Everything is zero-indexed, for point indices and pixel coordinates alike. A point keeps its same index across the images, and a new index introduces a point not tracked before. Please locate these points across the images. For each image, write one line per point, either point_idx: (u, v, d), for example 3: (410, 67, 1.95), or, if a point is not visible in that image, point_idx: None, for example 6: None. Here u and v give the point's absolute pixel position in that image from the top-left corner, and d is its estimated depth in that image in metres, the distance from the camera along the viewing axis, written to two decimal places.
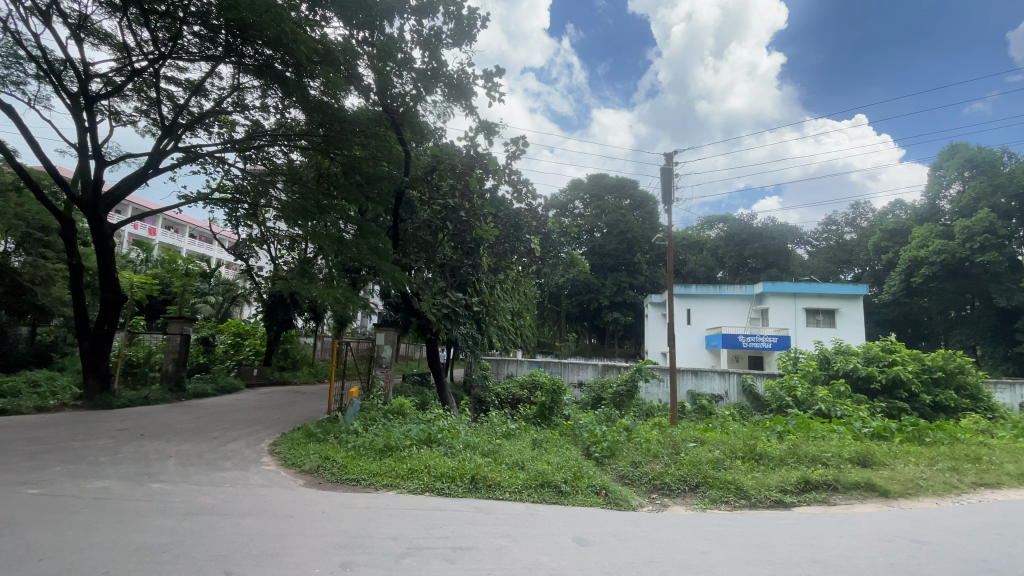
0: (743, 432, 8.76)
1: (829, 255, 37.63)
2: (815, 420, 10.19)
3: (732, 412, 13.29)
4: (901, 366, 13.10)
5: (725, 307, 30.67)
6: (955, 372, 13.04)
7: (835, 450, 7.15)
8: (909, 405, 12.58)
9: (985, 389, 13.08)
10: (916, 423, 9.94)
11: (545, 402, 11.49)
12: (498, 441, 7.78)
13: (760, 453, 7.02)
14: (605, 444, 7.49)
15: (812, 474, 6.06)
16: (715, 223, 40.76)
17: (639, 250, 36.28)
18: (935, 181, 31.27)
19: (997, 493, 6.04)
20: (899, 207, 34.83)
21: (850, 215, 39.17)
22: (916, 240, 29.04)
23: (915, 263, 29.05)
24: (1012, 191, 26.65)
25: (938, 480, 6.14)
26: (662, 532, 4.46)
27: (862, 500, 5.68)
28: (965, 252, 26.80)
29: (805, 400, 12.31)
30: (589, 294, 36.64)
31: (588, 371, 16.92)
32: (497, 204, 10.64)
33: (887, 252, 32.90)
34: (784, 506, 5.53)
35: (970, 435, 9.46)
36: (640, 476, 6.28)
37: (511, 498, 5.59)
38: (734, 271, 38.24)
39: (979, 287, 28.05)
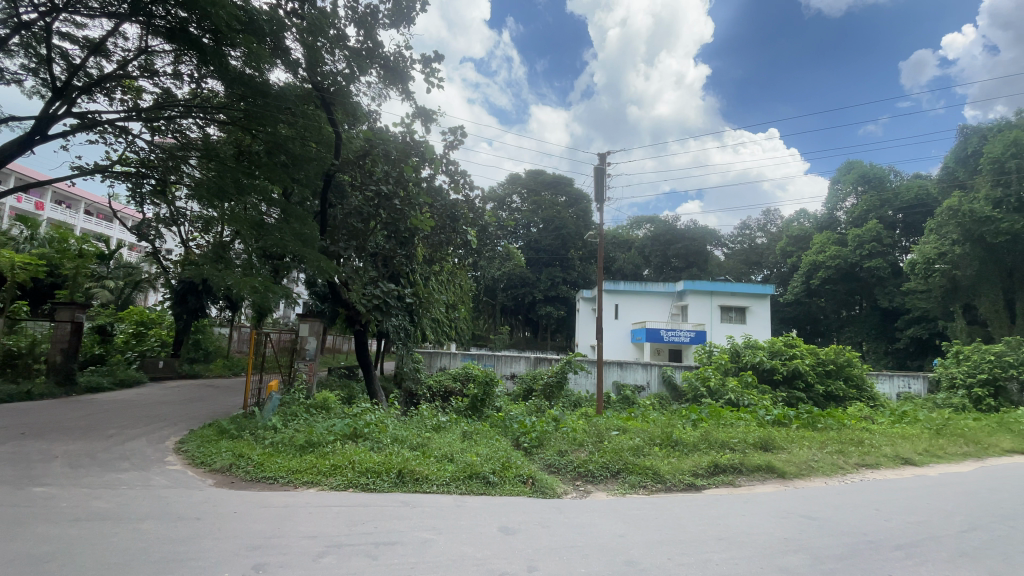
0: (661, 420, 9.28)
1: (742, 257, 40.65)
2: (725, 409, 11.00)
3: (653, 402, 14.03)
4: (800, 359, 14.41)
5: (649, 304, 32.24)
6: (843, 364, 14.60)
7: (742, 436, 7.74)
8: (805, 395, 13.91)
9: (867, 380, 14.75)
10: (811, 411, 11.03)
11: (477, 394, 11.47)
12: (427, 434, 7.66)
13: (676, 439, 7.47)
14: (534, 434, 7.60)
15: (722, 458, 6.53)
16: (643, 224, 42.54)
17: (573, 246, 37.23)
18: (832, 193, 35.24)
19: (874, 471, 6.84)
20: (802, 217, 38.18)
21: (762, 221, 42.30)
22: (816, 247, 32.19)
23: (814, 267, 32.12)
24: (897, 205, 30.07)
25: (827, 462, 6.87)
26: (584, 517, 4.61)
27: (763, 481, 6.20)
28: (856, 258, 30.08)
29: (717, 390, 13.29)
30: (523, 288, 37.14)
31: (520, 363, 17.10)
32: (433, 193, 10.37)
33: (792, 256, 36.19)
34: (696, 488, 5.91)
35: (854, 420, 10.66)
36: (566, 464, 6.45)
37: (439, 491, 5.52)
38: (659, 269, 40.30)
39: (866, 289, 31.53)
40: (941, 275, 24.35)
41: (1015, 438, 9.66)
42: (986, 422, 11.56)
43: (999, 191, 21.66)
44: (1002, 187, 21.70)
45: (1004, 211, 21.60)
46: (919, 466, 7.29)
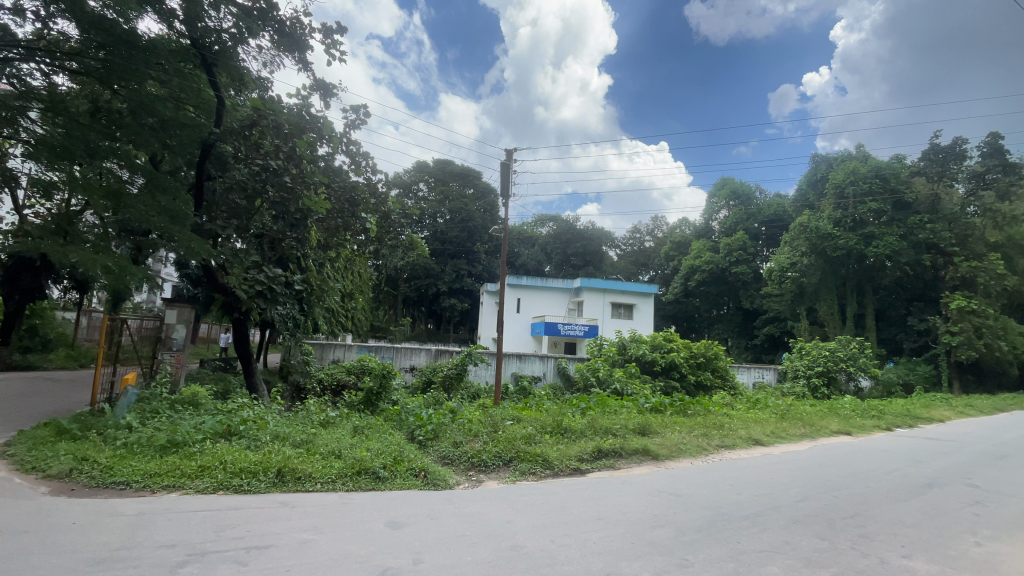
0: (553, 409, 9.69)
1: (633, 258, 43.71)
2: (611, 398, 11.75)
3: (547, 392, 14.62)
4: (676, 352, 15.88)
5: (549, 298, 33.36)
6: (711, 357, 16.34)
7: (624, 422, 8.35)
8: (679, 384, 15.42)
9: (730, 371, 16.66)
10: (684, 399, 12.22)
11: (372, 387, 11.02)
12: (314, 430, 7.20)
13: (565, 427, 7.83)
14: (429, 427, 7.51)
15: (605, 443, 6.98)
16: (546, 221, 43.76)
17: (478, 239, 37.25)
18: (709, 206, 38.75)
19: (731, 451, 7.77)
20: (684, 225, 41.62)
21: (650, 226, 45.22)
22: (695, 252, 35.65)
23: (692, 270, 35.55)
24: (760, 219, 34.38)
25: (694, 444, 7.67)
26: (474, 506, 4.64)
27: (639, 463, 6.73)
28: (726, 263, 33.89)
29: (605, 380, 14.20)
30: (426, 279, 36.45)
31: (419, 356, 16.77)
32: (331, 173, 9.75)
33: (674, 260, 39.75)
34: (580, 472, 6.25)
35: (718, 407, 12.05)
36: (460, 455, 6.47)
37: (324, 489, 5.22)
38: (559, 266, 41.95)
39: (733, 292, 35.67)
40: (792, 282, 28.34)
41: (838, 420, 11.59)
42: (818, 408, 13.65)
43: (840, 212, 25.66)
44: (842, 210, 25.69)
45: (842, 229, 25.60)
46: (766, 445, 8.42)
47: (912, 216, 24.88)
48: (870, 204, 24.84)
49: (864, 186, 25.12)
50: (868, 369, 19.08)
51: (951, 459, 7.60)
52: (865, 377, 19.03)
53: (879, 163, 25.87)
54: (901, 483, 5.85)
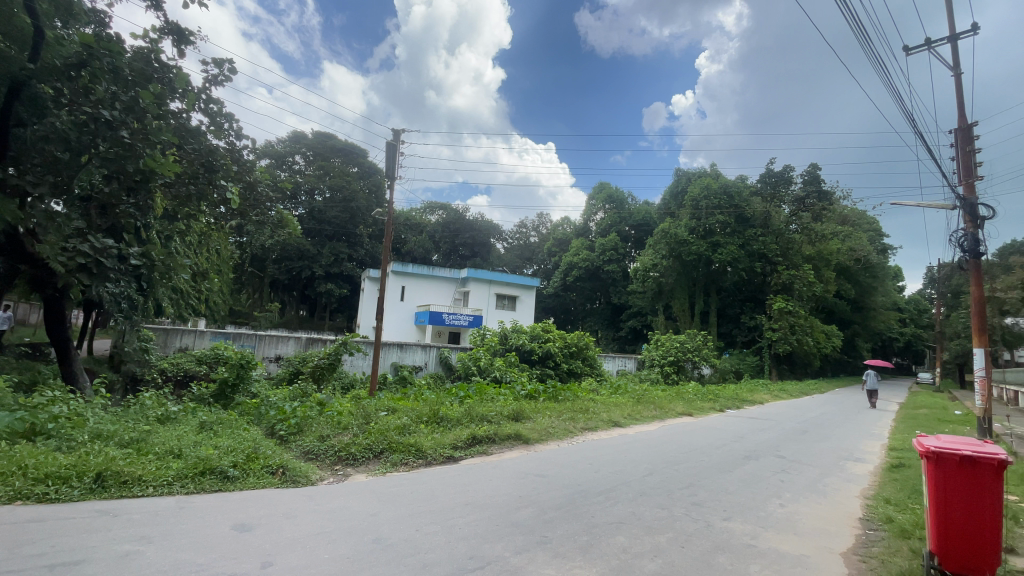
0: (432, 398, 9.61)
1: (518, 252, 44.92)
2: (490, 386, 11.96)
3: (427, 381, 14.46)
4: (552, 342, 16.74)
5: (434, 287, 32.88)
6: (583, 347, 17.51)
7: (498, 409, 8.57)
8: (553, 371, 16.26)
9: (598, 360, 18.00)
10: (557, 386, 12.90)
11: (227, 378, 9.93)
12: (148, 427, 6.27)
13: (441, 416, 7.81)
14: (293, 421, 6.96)
15: (479, 430, 7.11)
16: (434, 209, 42.94)
17: (360, 221, 35.36)
18: (588, 206, 40.98)
19: (594, 433, 8.42)
20: (566, 222, 43.65)
21: (536, 222, 46.62)
22: (574, 250, 37.90)
23: (570, 266, 37.85)
24: (631, 223, 37.53)
25: (562, 428, 8.19)
26: (338, 502, 4.41)
27: (510, 448, 6.96)
28: (600, 261, 36.64)
29: (485, 368, 14.43)
30: (300, 261, 33.77)
31: (288, 344, 15.45)
32: (184, 134, 8.43)
33: (556, 256, 41.82)
34: (453, 460, 6.27)
35: (585, 392, 12.96)
36: (326, 450, 6.12)
37: (157, 494, 4.55)
38: (446, 255, 41.56)
39: (605, 288, 38.63)
40: (653, 281, 31.49)
41: (683, 403, 13.21)
42: (669, 392, 15.39)
43: (695, 222, 28.94)
44: (697, 219, 28.97)
45: (695, 237, 28.88)
46: (624, 426, 9.27)
47: (749, 229, 29.10)
48: (719, 216, 28.40)
49: (715, 200, 28.67)
50: (709, 358, 22.07)
51: (766, 435, 9.10)
52: (706, 365, 21.98)
53: (727, 181, 29.67)
54: (728, 456, 6.85)
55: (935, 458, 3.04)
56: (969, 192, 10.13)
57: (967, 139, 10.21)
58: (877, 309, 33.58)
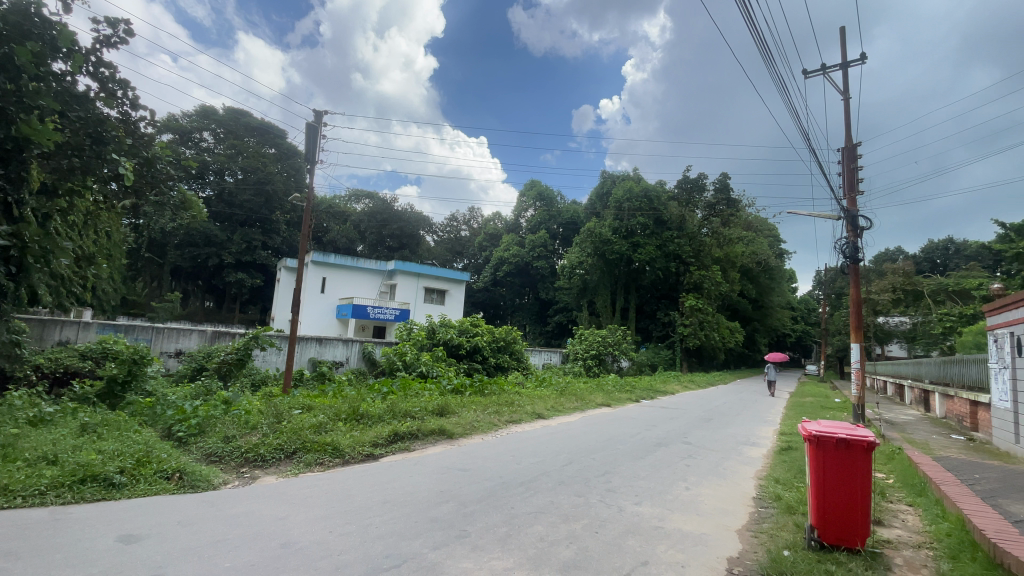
0: (352, 395, 9.23)
1: (448, 245, 44.41)
2: (415, 380, 11.70)
3: (348, 377, 13.88)
4: (480, 336, 16.71)
5: (357, 280, 31.62)
6: (510, 341, 17.68)
7: (422, 404, 8.43)
8: (480, 366, 16.26)
9: (525, 354, 18.27)
10: (483, 380, 12.91)
11: (116, 374, 8.87)
12: (14, 431, 5.44)
13: (362, 413, 7.54)
14: (193, 421, 6.39)
15: (401, 426, 6.95)
16: (360, 197, 41.24)
17: (277, 207, 33.13)
18: (519, 203, 41.30)
19: (518, 425, 8.54)
20: (497, 217, 43.81)
21: (467, 216, 46.30)
22: (504, 245, 38.11)
23: (500, 261, 38.04)
24: (559, 221, 38.43)
25: (487, 422, 8.21)
26: (243, 506, 4.10)
27: (434, 443, 6.87)
28: (530, 257, 37.16)
29: (411, 363, 14.11)
30: (206, 248, 31.02)
31: (190, 338, 14.13)
32: (67, 99, 7.35)
33: (486, 250, 41.84)
34: (373, 458, 6.07)
35: (511, 386, 13.12)
36: (232, 451, 5.69)
37: (24, 506, 3.97)
38: (372, 246, 40.10)
39: (533, 284, 39.25)
40: (578, 277, 32.43)
41: (603, 395, 13.79)
42: (590, 384, 15.99)
43: (618, 222, 30.22)
44: (619, 219, 30.22)
45: (617, 237, 30.16)
46: (547, 418, 9.49)
47: (666, 232, 30.93)
48: (639, 218, 29.83)
49: (636, 203, 30.05)
50: (627, 352, 23.29)
51: (676, 423, 9.73)
52: (625, 359, 23.16)
53: (648, 185, 31.20)
54: (642, 444, 7.24)
55: (816, 441, 3.38)
56: (851, 204, 11.44)
57: (852, 157, 11.50)
58: (774, 308, 37.09)
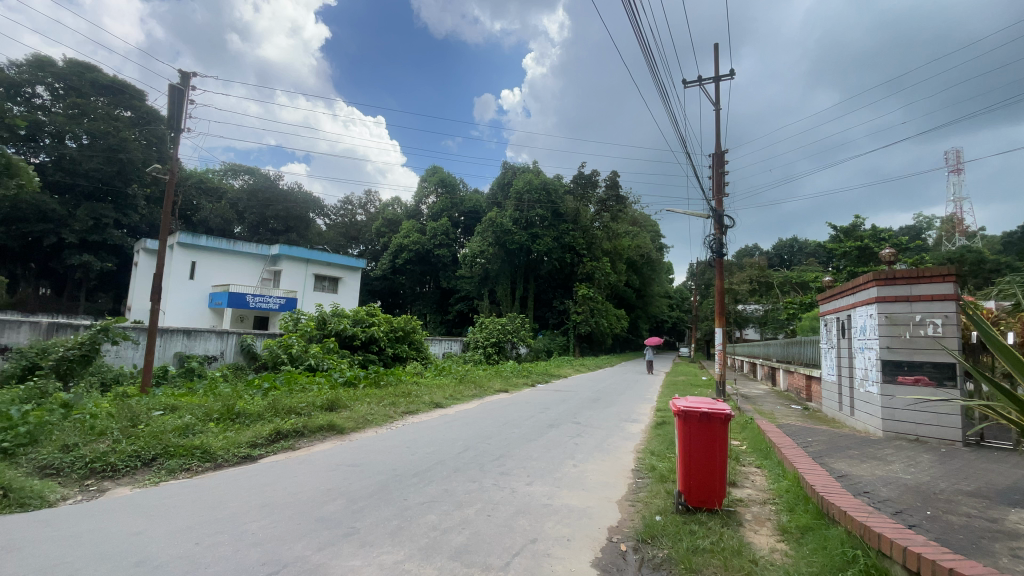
0: (227, 393, 8.35)
1: (341, 229, 41.99)
2: (301, 374, 10.92)
3: (222, 374, 12.55)
4: (376, 326, 16.04)
5: (235, 265, 28.66)
6: (409, 331, 17.27)
7: (310, 400, 7.93)
8: (376, 357, 15.66)
9: (424, 343, 18.01)
10: (378, 371, 12.49)
11: None
12: None
13: (238, 412, 6.89)
14: (20, 429, 5.34)
15: (284, 424, 6.47)
16: (237, 172, 37.40)
17: (134, 179, 28.79)
18: (419, 188, 40.19)
19: (414, 416, 8.38)
20: (395, 202, 42.30)
21: (362, 199, 44.09)
22: (404, 232, 36.94)
23: (399, 248, 36.82)
24: (461, 210, 38.15)
25: (381, 414, 7.95)
26: (86, 524, 3.52)
27: (322, 440, 6.48)
28: (431, 245, 36.36)
29: (298, 356, 13.12)
30: (41, 224, 26.10)
31: (20, 332, 11.80)
32: None
33: (384, 237, 40.31)
34: (251, 459, 5.57)
35: (408, 376, 12.90)
36: (73, 462, 4.86)
37: None
38: (252, 229, 36.59)
39: (434, 272, 38.62)
40: (479, 266, 32.46)
41: (501, 381, 14.11)
42: (489, 371, 16.25)
43: (518, 213, 30.76)
44: (519, 211, 30.77)
45: (517, 228, 30.69)
46: (445, 407, 9.44)
47: (563, 224, 32.23)
48: (538, 210, 30.69)
49: (535, 194, 30.83)
50: (525, 339, 24.02)
51: (567, 405, 10.26)
52: (523, 345, 23.87)
53: (546, 178, 32.12)
54: (535, 427, 7.53)
55: (684, 416, 3.77)
56: (719, 205, 12.83)
57: (720, 162, 12.88)
58: (655, 296, 40.62)
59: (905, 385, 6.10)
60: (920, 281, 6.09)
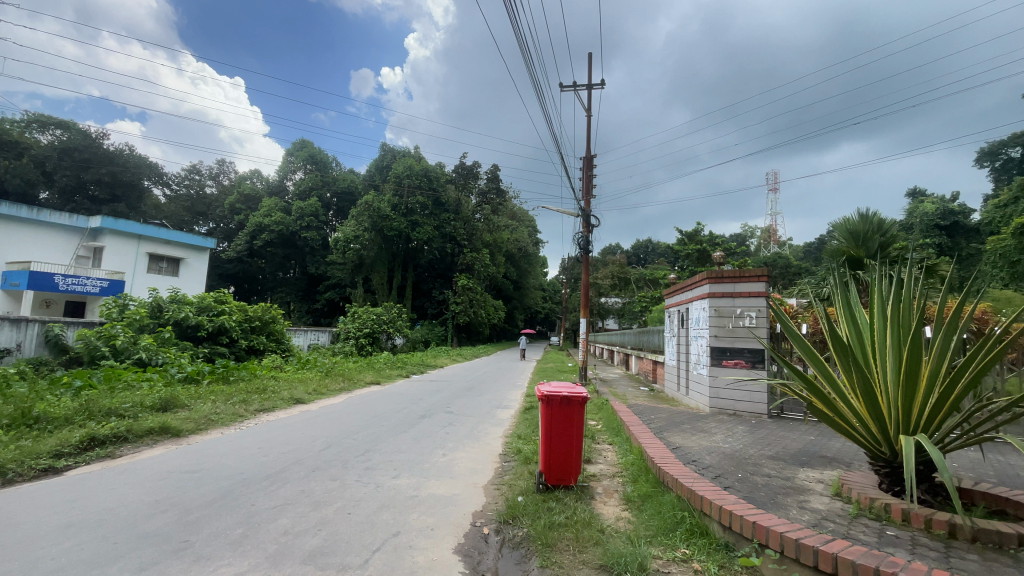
0: (21, 394, 6.77)
1: (186, 203, 36.51)
2: (126, 370, 9.28)
3: (16, 371, 10.15)
4: (227, 315, 14.25)
5: (37, 238, 23.45)
6: (268, 321, 15.74)
7: (136, 399, 6.79)
8: (227, 350, 13.93)
9: (285, 334, 16.59)
10: (228, 364, 11.20)
11: None
12: None
13: (36, 416, 5.64)
14: None
15: (101, 429, 5.47)
16: (46, 125, 29.59)
17: None
18: (284, 162, 36.60)
19: (270, 414, 7.69)
20: (255, 175, 38.01)
21: (213, 169, 38.80)
22: (264, 210, 33.36)
23: (259, 228, 33.16)
24: (333, 190, 35.62)
25: (229, 413, 7.14)
26: None
27: (152, 446, 5.59)
28: (296, 227, 33.35)
29: (124, 349, 11.06)
30: None
31: None
32: None
33: (240, 214, 36.01)
34: (53, 472, 4.59)
35: (265, 370, 11.74)
36: None
37: None
38: (64, 195, 30.02)
39: (299, 256, 35.71)
40: (353, 253, 30.24)
41: (372, 373, 13.57)
42: (359, 364, 15.53)
43: (397, 198, 29.56)
44: (398, 196, 29.64)
45: (396, 214, 29.47)
46: (307, 403, 8.81)
47: (444, 213, 31.89)
48: (418, 197, 29.89)
49: (415, 180, 30.00)
50: (401, 329, 23.38)
51: (439, 395, 10.23)
52: (398, 336, 23.20)
53: (427, 165, 31.47)
54: (405, 418, 7.38)
55: (546, 399, 3.98)
56: (587, 205, 13.77)
57: (590, 165, 13.82)
58: (530, 288, 42.36)
59: (727, 367, 7.18)
60: (742, 280, 7.22)
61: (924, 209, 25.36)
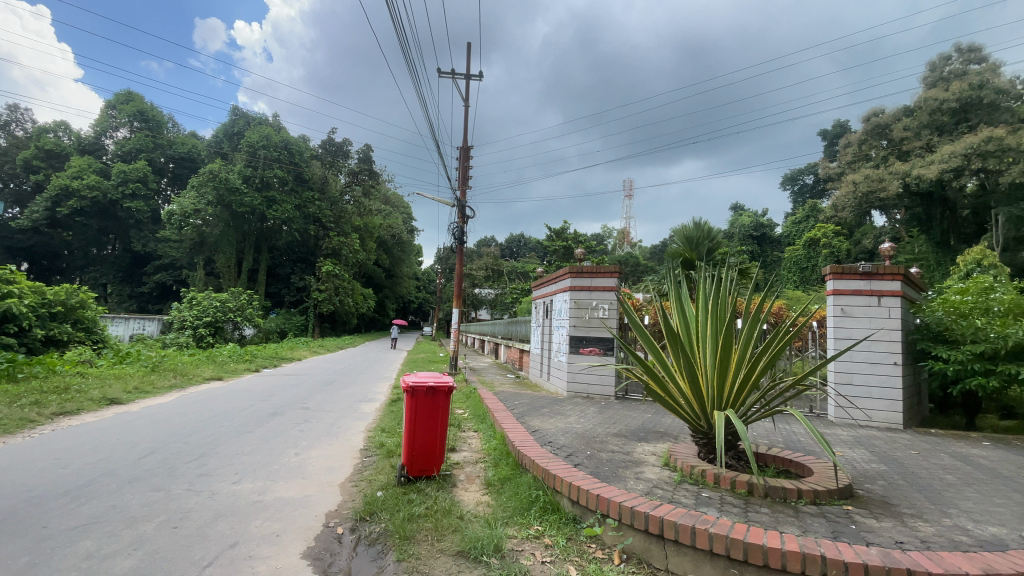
0: None
1: None
2: None
3: None
4: (16, 298, 11.41)
5: None
6: (75, 306, 13.03)
7: None
8: (16, 341, 11.12)
9: (98, 323, 13.85)
10: (12, 358, 8.97)
11: None
12: None
13: None
14: None
15: None
16: None
17: None
18: (102, 115, 30.35)
19: (74, 417, 6.35)
20: (59, 127, 30.92)
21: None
22: (72, 169, 27.33)
23: (64, 192, 27.10)
24: (167, 153, 30.58)
25: (13, 418, 5.72)
26: None
27: None
28: (116, 194, 27.91)
29: None
30: None
31: None
32: None
33: (37, 172, 29.08)
34: None
35: (69, 365, 9.66)
36: None
37: None
38: None
39: (120, 229, 30.22)
40: (192, 228, 26.27)
41: (213, 367, 11.99)
42: (198, 357, 13.63)
43: (250, 170, 26.31)
44: (252, 167, 26.46)
45: (248, 187, 26.31)
46: (126, 403, 7.46)
47: (307, 191, 29.38)
48: (277, 171, 27.00)
49: (273, 153, 27.08)
50: (252, 318, 20.93)
51: (295, 390, 9.43)
52: (249, 326, 20.74)
53: (288, 137, 28.66)
54: (252, 417, 6.66)
55: (411, 391, 3.88)
56: (462, 196, 13.79)
57: (466, 156, 13.82)
58: (402, 277, 41.23)
59: (583, 355, 7.77)
60: (599, 276, 7.86)
61: (743, 221, 30.22)
